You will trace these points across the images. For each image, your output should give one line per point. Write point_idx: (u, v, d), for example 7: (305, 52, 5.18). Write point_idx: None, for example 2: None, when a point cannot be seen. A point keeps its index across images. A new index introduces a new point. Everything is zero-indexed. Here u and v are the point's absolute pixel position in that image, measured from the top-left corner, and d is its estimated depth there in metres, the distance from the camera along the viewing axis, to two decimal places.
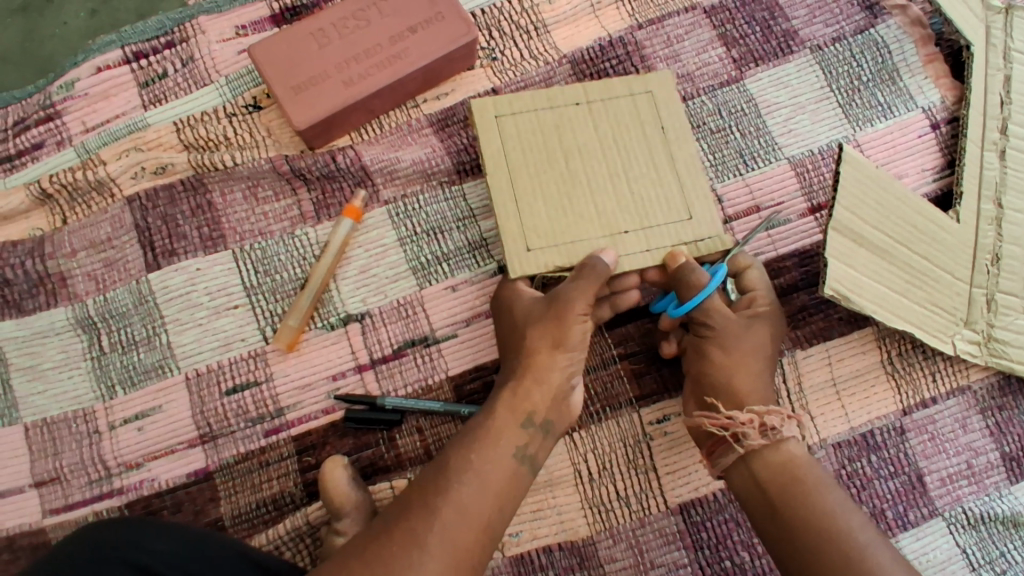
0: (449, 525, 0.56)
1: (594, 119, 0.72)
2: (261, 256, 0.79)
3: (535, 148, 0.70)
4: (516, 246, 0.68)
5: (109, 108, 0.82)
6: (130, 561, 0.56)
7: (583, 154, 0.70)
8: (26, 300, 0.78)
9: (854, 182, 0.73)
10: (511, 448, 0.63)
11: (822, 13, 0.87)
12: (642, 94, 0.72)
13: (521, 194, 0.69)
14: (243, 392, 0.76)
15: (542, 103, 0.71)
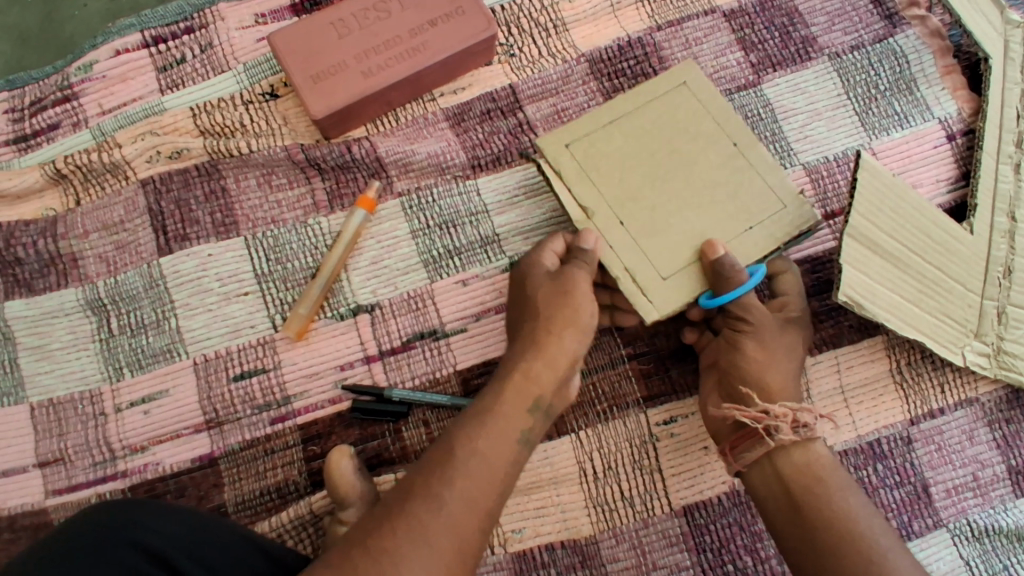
0: (447, 509, 0.54)
1: (714, 144, 0.71)
2: (273, 244, 0.78)
3: (646, 127, 0.72)
4: (557, 141, 0.71)
5: (126, 91, 0.83)
6: (138, 543, 0.55)
7: (674, 168, 0.71)
8: (36, 279, 0.78)
9: (872, 188, 0.73)
10: (513, 425, 0.61)
11: (841, 21, 0.87)
12: (764, 198, 0.70)
13: (594, 139, 0.72)
14: (251, 378, 0.75)
15: (688, 110, 0.72)
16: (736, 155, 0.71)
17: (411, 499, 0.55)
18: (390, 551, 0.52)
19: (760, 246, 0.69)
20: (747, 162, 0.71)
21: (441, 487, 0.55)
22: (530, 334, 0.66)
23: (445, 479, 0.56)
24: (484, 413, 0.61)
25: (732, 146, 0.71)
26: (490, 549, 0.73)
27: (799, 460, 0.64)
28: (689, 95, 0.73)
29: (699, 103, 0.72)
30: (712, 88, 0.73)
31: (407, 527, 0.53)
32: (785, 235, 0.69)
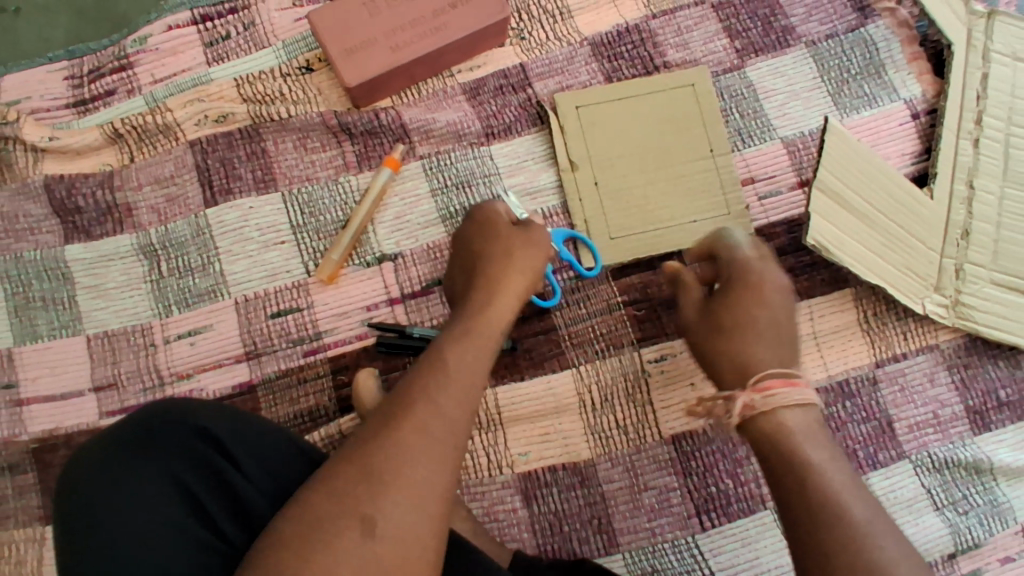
0: (434, 411, 0.54)
1: (691, 152, 0.91)
2: (307, 199, 0.88)
3: (647, 117, 0.91)
4: (572, 100, 0.91)
5: (177, 63, 0.92)
6: (196, 429, 0.58)
7: (654, 156, 0.90)
8: (94, 227, 0.86)
9: (838, 150, 0.84)
10: (485, 343, 0.62)
11: (817, 13, 0.98)
12: (714, 202, 0.90)
13: (602, 109, 0.91)
14: (287, 316, 0.84)
15: (684, 114, 0.92)
16: (708, 159, 0.91)
17: (385, 418, 0.54)
18: (382, 455, 0.51)
19: (702, 235, 0.88)
20: (714, 166, 0.90)
21: (419, 401, 0.55)
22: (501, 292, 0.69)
23: (422, 391, 0.55)
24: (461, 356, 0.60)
25: (707, 152, 0.91)
26: (498, 470, 0.82)
27: (770, 420, 0.62)
28: (692, 97, 0.92)
29: (697, 106, 0.92)
30: (712, 97, 0.92)
31: (390, 435, 0.53)
32: (718, 234, 0.89)
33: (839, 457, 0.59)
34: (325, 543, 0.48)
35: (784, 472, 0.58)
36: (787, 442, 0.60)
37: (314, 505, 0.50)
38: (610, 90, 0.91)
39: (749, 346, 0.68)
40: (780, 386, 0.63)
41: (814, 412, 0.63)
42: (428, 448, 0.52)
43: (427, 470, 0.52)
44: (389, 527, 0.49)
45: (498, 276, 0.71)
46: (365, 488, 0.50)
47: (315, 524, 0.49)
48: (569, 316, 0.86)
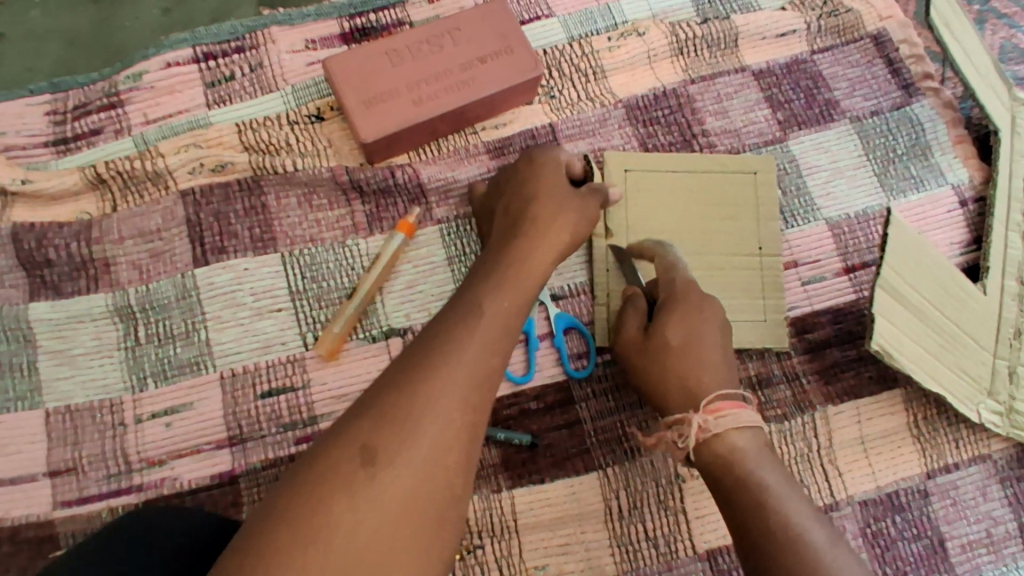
0: (441, 418, 0.52)
1: (740, 242, 0.83)
2: (309, 262, 0.78)
3: (695, 194, 0.84)
4: (618, 161, 0.83)
5: (172, 103, 0.83)
6: (176, 531, 0.53)
7: (694, 240, 0.83)
8: (64, 283, 0.76)
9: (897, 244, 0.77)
10: (501, 338, 0.59)
11: (861, 87, 0.91)
12: (750, 304, 0.81)
13: (648, 177, 0.83)
14: (279, 396, 0.74)
15: (735, 199, 0.84)
16: (755, 256, 0.82)
17: (391, 415, 0.51)
18: (384, 455, 0.50)
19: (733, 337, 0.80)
20: (759, 264, 0.82)
21: (424, 400, 0.52)
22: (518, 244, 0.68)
23: (428, 390, 0.53)
24: (471, 314, 0.59)
25: (755, 247, 0.83)
26: None
27: (723, 441, 0.63)
28: (753, 184, 0.84)
29: (753, 193, 0.84)
30: (772, 188, 0.84)
31: (398, 443, 0.50)
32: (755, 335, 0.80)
33: (787, 476, 0.61)
34: (319, 534, 0.46)
35: (731, 487, 0.60)
36: (740, 465, 0.61)
37: (301, 499, 0.48)
38: (663, 159, 0.84)
39: (696, 372, 0.68)
40: (732, 407, 0.64)
41: (762, 436, 0.64)
42: (434, 462, 0.51)
43: (423, 453, 0.50)
44: (379, 528, 0.48)
45: (535, 223, 0.70)
46: (353, 486, 0.48)
47: (305, 518, 0.47)
48: (596, 409, 0.77)
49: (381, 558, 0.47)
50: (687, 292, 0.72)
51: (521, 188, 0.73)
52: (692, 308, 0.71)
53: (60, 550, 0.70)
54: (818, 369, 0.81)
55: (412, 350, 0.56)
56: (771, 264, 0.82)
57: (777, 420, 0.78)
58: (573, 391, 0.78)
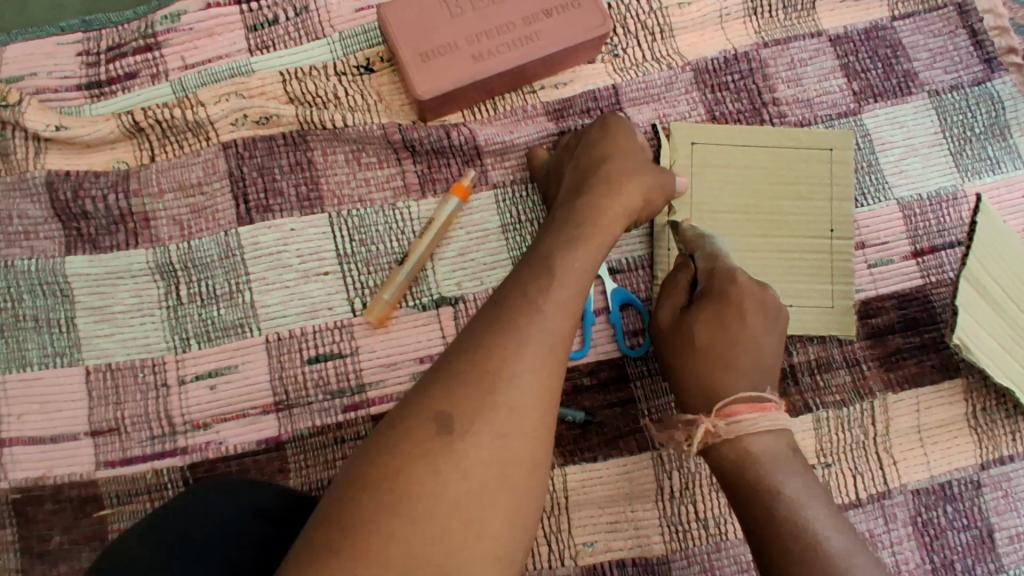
0: (519, 384, 0.50)
1: (807, 220, 0.80)
2: (358, 224, 0.75)
3: (767, 170, 0.80)
4: (687, 132, 0.80)
5: (212, 47, 0.78)
6: (250, 509, 0.54)
7: (762, 218, 0.80)
8: (102, 237, 0.73)
9: (985, 232, 0.75)
10: (574, 300, 0.56)
11: (942, 59, 0.85)
12: (817, 287, 0.79)
13: (718, 149, 0.80)
14: (326, 362, 0.72)
15: (808, 177, 0.80)
16: (825, 239, 0.80)
17: (467, 380, 0.50)
18: (462, 420, 0.48)
19: (797, 321, 0.78)
20: (828, 247, 0.80)
21: (501, 364, 0.50)
22: (590, 201, 0.65)
23: (504, 354, 0.51)
24: (548, 275, 0.57)
25: (824, 228, 0.80)
26: (560, 561, 0.71)
27: (736, 445, 0.61)
28: (825, 159, 0.81)
29: (828, 171, 0.80)
30: (848, 168, 0.81)
31: (476, 408, 0.49)
32: (818, 319, 0.78)
33: (808, 480, 0.60)
34: (401, 501, 0.45)
35: (744, 492, 0.60)
36: (754, 469, 0.59)
37: (381, 464, 0.47)
38: (736, 131, 0.80)
39: (717, 375, 0.64)
40: (748, 413, 0.61)
41: (784, 435, 0.62)
42: (513, 428, 0.49)
43: (505, 420, 0.49)
44: (460, 495, 0.46)
45: (606, 179, 0.67)
46: (433, 452, 0.47)
47: (386, 484, 0.46)
48: (650, 388, 0.75)
49: (464, 527, 0.45)
50: (719, 287, 0.67)
51: (596, 149, 0.70)
52: (722, 306, 0.66)
53: (104, 510, 0.69)
54: (879, 355, 0.79)
55: (485, 314, 0.54)
56: (838, 244, 0.80)
57: (835, 406, 0.77)
58: (628, 369, 0.76)
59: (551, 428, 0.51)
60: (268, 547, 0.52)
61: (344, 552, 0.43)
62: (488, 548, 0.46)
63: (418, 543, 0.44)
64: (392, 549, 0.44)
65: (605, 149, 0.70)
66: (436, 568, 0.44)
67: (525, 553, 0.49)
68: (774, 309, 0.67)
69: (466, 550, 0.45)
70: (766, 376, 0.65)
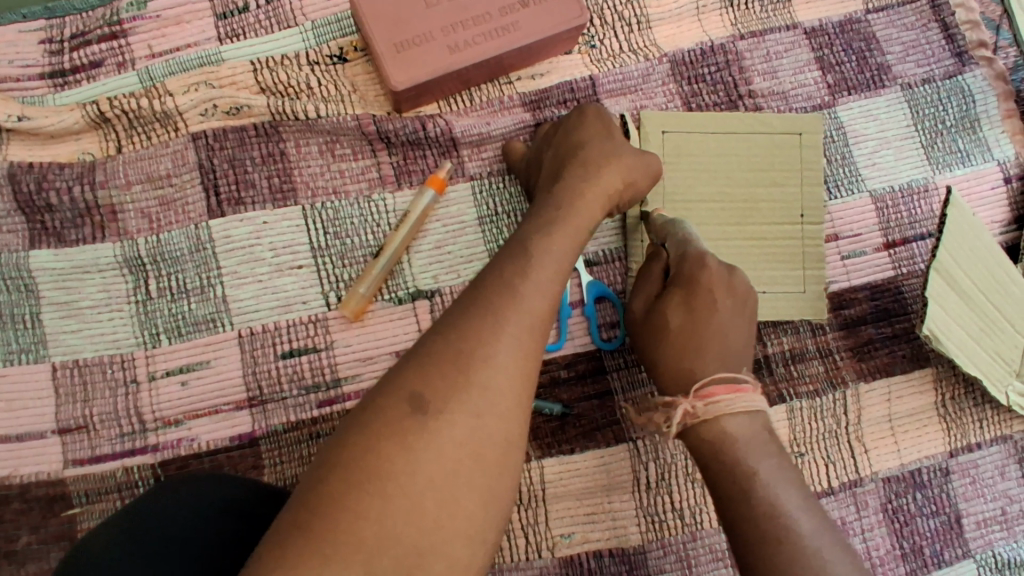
0: (494, 365, 0.50)
1: (781, 212, 0.80)
2: (333, 216, 0.74)
3: (742, 160, 0.80)
4: (659, 120, 0.79)
5: (180, 36, 0.76)
6: (221, 506, 0.53)
7: (737, 209, 0.80)
8: (68, 230, 0.71)
9: (956, 225, 0.77)
10: (553, 283, 0.56)
11: (915, 52, 0.86)
12: (791, 279, 0.79)
13: (693, 140, 0.80)
14: (301, 357, 0.71)
15: (783, 166, 0.81)
16: (799, 230, 0.80)
17: (443, 361, 0.49)
18: (436, 401, 0.48)
19: (771, 312, 0.79)
20: (802, 236, 0.80)
21: (476, 345, 0.50)
22: (569, 188, 0.65)
23: (481, 335, 0.50)
24: (527, 259, 0.56)
25: (798, 217, 0.80)
26: (537, 552, 0.72)
27: (711, 427, 0.60)
28: (800, 150, 0.81)
29: (799, 158, 0.81)
30: (819, 152, 0.81)
31: (451, 388, 0.48)
32: (791, 310, 0.79)
33: (782, 462, 0.60)
34: (375, 482, 0.45)
35: (720, 476, 0.59)
36: (730, 453, 0.59)
37: (354, 444, 0.46)
38: (709, 120, 0.80)
39: (692, 360, 0.64)
40: (724, 394, 0.61)
41: (759, 417, 0.62)
42: (488, 409, 0.49)
43: (482, 401, 0.48)
44: (435, 475, 0.46)
45: (585, 165, 0.67)
46: (406, 433, 0.47)
47: (360, 465, 0.46)
48: (627, 380, 0.76)
49: (438, 506, 0.46)
50: (688, 271, 0.66)
51: (573, 136, 0.70)
52: (693, 291, 0.66)
53: (73, 509, 0.67)
54: (852, 345, 0.80)
55: (462, 296, 0.54)
56: (812, 235, 0.80)
57: (808, 396, 0.78)
58: (605, 361, 0.76)
59: (528, 409, 0.52)
60: (249, 546, 0.51)
61: (317, 533, 0.43)
62: (463, 528, 0.46)
63: (392, 524, 0.44)
64: (365, 530, 0.44)
65: (581, 136, 0.69)
66: (411, 546, 0.44)
67: (499, 533, 0.49)
68: (742, 290, 0.68)
69: (440, 529, 0.45)
70: (740, 358, 0.65)
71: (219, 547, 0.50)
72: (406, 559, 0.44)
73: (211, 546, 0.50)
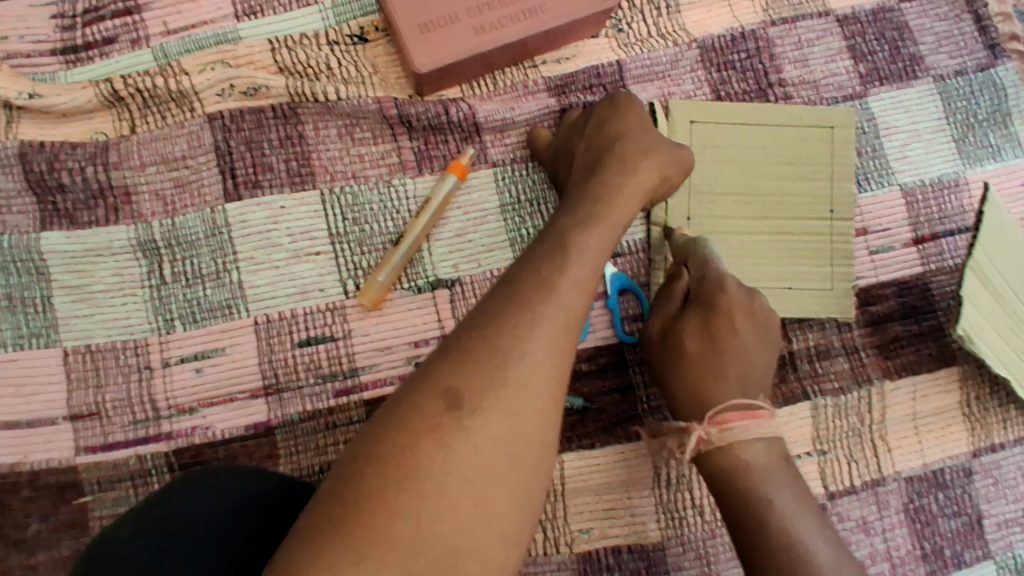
0: (531, 362, 0.49)
1: (809, 205, 0.79)
2: (351, 202, 0.72)
3: (771, 150, 0.78)
4: (686, 111, 0.77)
5: (196, 12, 0.73)
6: (244, 499, 0.52)
7: (765, 199, 0.78)
8: (80, 212, 0.69)
9: (991, 223, 0.75)
10: (588, 278, 0.55)
11: (948, 43, 0.84)
12: (818, 274, 0.78)
13: (719, 129, 0.78)
14: (318, 345, 0.70)
15: (812, 159, 0.79)
16: (826, 223, 0.79)
17: (479, 357, 0.48)
18: (472, 397, 0.47)
19: (797, 307, 0.77)
20: (828, 230, 0.78)
21: (512, 340, 0.49)
22: (603, 183, 0.63)
23: (516, 330, 0.49)
24: (561, 252, 0.55)
25: (825, 211, 0.79)
26: (555, 548, 0.71)
27: (727, 456, 0.61)
28: (829, 141, 0.79)
29: (827, 153, 0.79)
30: (848, 146, 0.80)
31: (487, 385, 0.47)
32: (817, 305, 0.77)
33: (795, 487, 0.61)
34: (411, 478, 0.44)
35: (734, 502, 0.60)
36: (744, 481, 0.60)
37: (389, 440, 0.45)
38: (737, 112, 0.78)
39: (709, 384, 0.63)
40: (739, 420, 0.61)
41: (773, 446, 0.62)
42: (524, 406, 0.47)
43: (518, 398, 0.47)
44: (471, 473, 0.45)
45: (619, 159, 0.65)
46: (442, 428, 0.45)
47: (394, 460, 0.44)
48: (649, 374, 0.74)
49: (474, 505, 0.44)
50: (708, 294, 0.66)
51: (606, 128, 0.68)
52: (713, 312, 0.66)
53: (85, 497, 0.66)
54: (878, 343, 0.78)
55: (498, 290, 0.53)
56: (838, 229, 0.79)
57: (833, 393, 0.77)
58: (627, 355, 0.75)
59: (561, 405, 0.50)
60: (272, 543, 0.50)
61: (350, 529, 0.42)
62: (497, 528, 0.45)
63: (427, 521, 0.43)
64: (401, 527, 0.43)
65: (614, 129, 0.68)
66: (447, 545, 0.43)
67: (532, 533, 0.48)
68: (763, 315, 0.67)
69: (476, 528, 0.44)
70: (756, 384, 0.65)
71: (244, 536, 0.49)
72: (442, 558, 0.43)
73: (239, 536, 0.49)
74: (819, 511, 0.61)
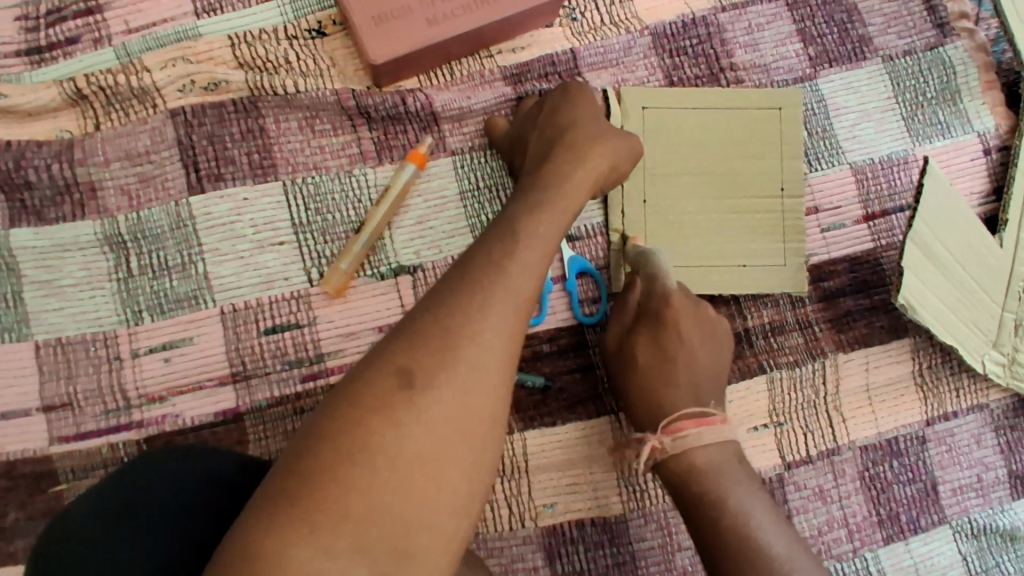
0: (482, 343, 0.50)
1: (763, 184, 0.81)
2: (313, 192, 0.74)
3: (723, 133, 0.81)
4: (639, 95, 0.79)
5: (156, 10, 0.75)
6: (206, 475, 0.54)
7: (718, 180, 0.80)
8: (47, 209, 0.71)
9: (933, 199, 0.78)
10: (539, 261, 0.56)
11: (896, 24, 0.86)
12: (770, 250, 0.80)
13: (672, 113, 0.80)
14: (283, 333, 0.72)
15: (764, 139, 0.81)
16: (777, 198, 0.81)
17: (429, 338, 0.50)
18: (422, 376, 0.49)
19: (752, 281, 0.79)
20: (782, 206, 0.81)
21: (462, 322, 0.51)
22: (554, 169, 0.65)
23: (468, 312, 0.51)
24: (511, 234, 0.57)
25: (779, 187, 0.81)
26: (521, 523, 0.73)
27: (681, 462, 0.64)
28: (782, 120, 0.81)
29: (780, 130, 0.81)
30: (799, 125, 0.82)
31: (437, 365, 0.49)
32: (771, 279, 0.80)
33: (753, 485, 0.64)
34: (363, 452, 0.46)
35: (691, 505, 0.63)
36: (698, 483, 0.63)
37: (341, 418, 0.47)
38: (690, 94, 0.80)
39: (661, 394, 0.68)
40: (692, 427, 0.65)
41: (728, 447, 0.66)
42: (473, 384, 0.49)
43: (468, 378, 0.49)
44: (422, 447, 0.47)
45: (570, 146, 0.67)
46: (393, 406, 0.47)
47: (346, 437, 0.46)
48: None
49: (425, 479, 0.47)
50: (655, 308, 0.70)
51: (559, 116, 0.70)
52: (661, 325, 0.69)
53: (60, 485, 0.68)
54: (831, 317, 0.81)
55: (450, 274, 0.55)
56: (790, 206, 0.81)
57: (788, 366, 0.79)
58: (586, 335, 0.77)
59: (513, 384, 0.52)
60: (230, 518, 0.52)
61: (303, 499, 0.44)
62: (449, 499, 0.47)
63: (379, 494, 0.45)
64: (353, 499, 0.45)
65: (567, 117, 0.70)
66: (399, 517, 0.45)
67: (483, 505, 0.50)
68: (711, 325, 0.71)
69: (427, 500, 0.46)
70: (708, 388, 0.69)
71: (204, 514, 0.51)
72: (394, 530, 0.45)
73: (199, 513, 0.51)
74: (777, 507, 0.63)
